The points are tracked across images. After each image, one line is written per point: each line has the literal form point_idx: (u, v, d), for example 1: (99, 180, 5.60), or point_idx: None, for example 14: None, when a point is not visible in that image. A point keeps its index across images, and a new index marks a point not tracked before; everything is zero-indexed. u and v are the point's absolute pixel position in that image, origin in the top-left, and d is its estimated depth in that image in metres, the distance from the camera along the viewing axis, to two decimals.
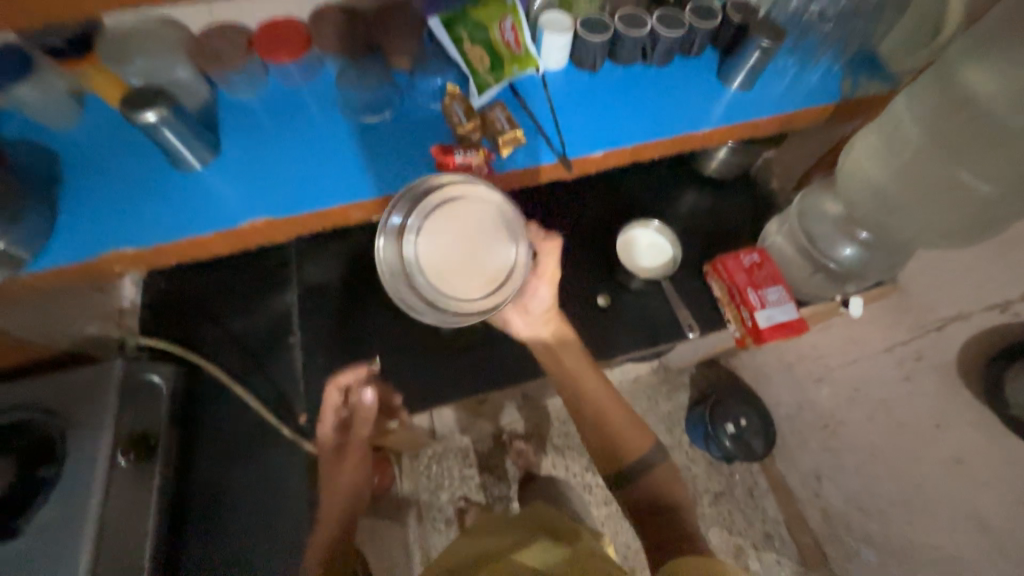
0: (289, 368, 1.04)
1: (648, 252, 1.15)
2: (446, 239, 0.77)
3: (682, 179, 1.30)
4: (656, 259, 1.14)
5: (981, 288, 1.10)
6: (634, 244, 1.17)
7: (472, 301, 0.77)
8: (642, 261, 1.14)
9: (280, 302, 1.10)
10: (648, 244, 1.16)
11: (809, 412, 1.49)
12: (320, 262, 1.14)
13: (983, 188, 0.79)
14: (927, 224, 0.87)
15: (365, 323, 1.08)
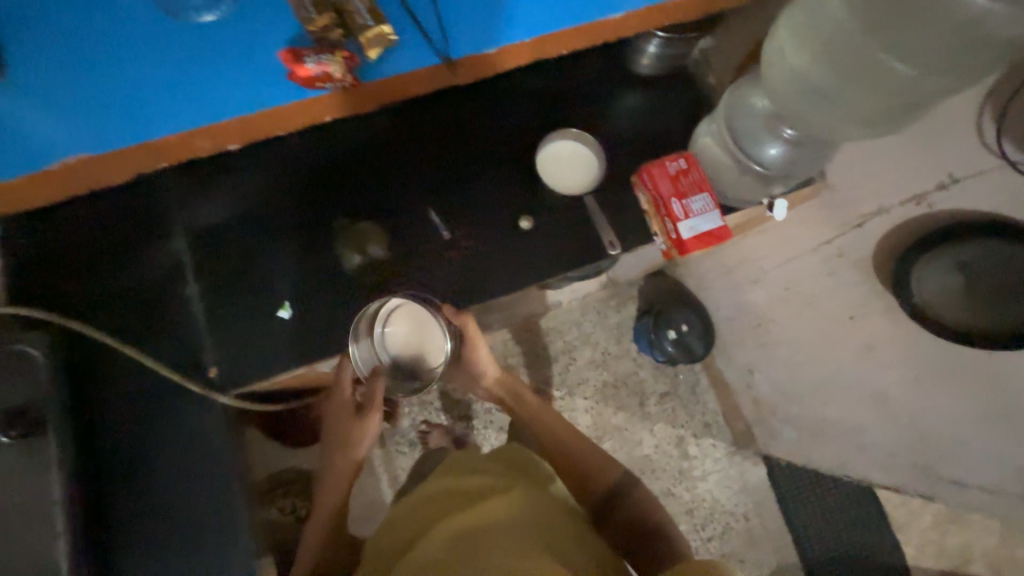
0: (190, 321, 0.95)
1: (567, 166, 1.05)
2: (399, 329, 1.02)
3: (611, 77, 1.15)
4: (577, 174, 1.05)
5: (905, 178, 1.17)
6: (553, 156, 1.05)
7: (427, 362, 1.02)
8: (560, 178, 1.05)
9: (167, 251, 0.98)
10: (569, 156, 1.06)
11: (745, 313, 1.34)
12: (206, 201, 1.00)
13: (905, 68, 0.73)
14: (851, 115, 0.81)
15: (269, 267, 0.99)
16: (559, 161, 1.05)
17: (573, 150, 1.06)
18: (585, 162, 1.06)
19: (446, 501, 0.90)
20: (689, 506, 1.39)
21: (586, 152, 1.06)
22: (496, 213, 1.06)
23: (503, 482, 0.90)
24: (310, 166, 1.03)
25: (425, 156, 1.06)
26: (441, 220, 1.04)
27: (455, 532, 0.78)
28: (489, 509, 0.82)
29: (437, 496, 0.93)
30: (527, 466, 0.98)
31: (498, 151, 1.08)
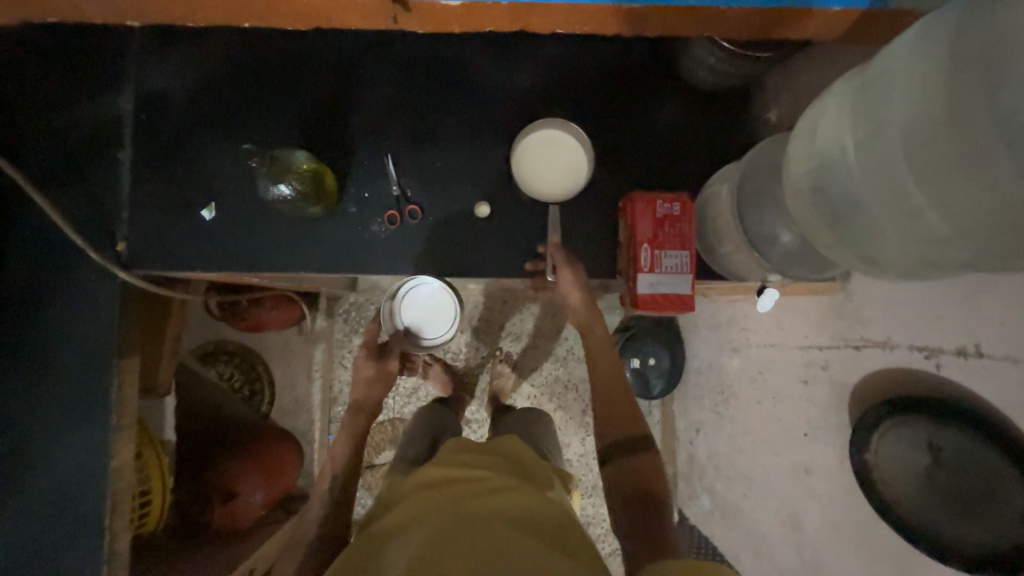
0: (116, 189, 0.92)
1: (547, 159, 0.90)
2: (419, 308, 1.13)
3: (653, 73, 0.95)
4: (552, 176, 0.90)
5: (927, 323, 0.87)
6: (546, 142, 0.90)
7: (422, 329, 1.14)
8: (532, 167, 0.90)
9: (112, 106, 0.92)
10: (560, 152, 0.90)
11: (713, 374, 1.28)
12: (164, 67, 0.92)
13: (938, 224, 0.47)
14: (856, 253, 0.55)
15: (202, 157, 0.92)
16: (549, 150, 0.90)
17: (568, 151, 0.90)
18: (570, 169, 0.90)
19: (434, 492, 0.73)
20: (586, 520, 1.39)
21: (577, 162, 0.90)
22: (461, 185, 0.95)
23: (505, 476, 0.75)
24: (282, 65, 0.93)
25: (407, 96, 0.94)
26: (397, 171, 0.93)
27: (451, 535, 0.64)
28: (489, 506, 0.68)
29: (416, 485, 0.77)
30: (524, 459, 0.82)
31: (488, 120, 0.95)
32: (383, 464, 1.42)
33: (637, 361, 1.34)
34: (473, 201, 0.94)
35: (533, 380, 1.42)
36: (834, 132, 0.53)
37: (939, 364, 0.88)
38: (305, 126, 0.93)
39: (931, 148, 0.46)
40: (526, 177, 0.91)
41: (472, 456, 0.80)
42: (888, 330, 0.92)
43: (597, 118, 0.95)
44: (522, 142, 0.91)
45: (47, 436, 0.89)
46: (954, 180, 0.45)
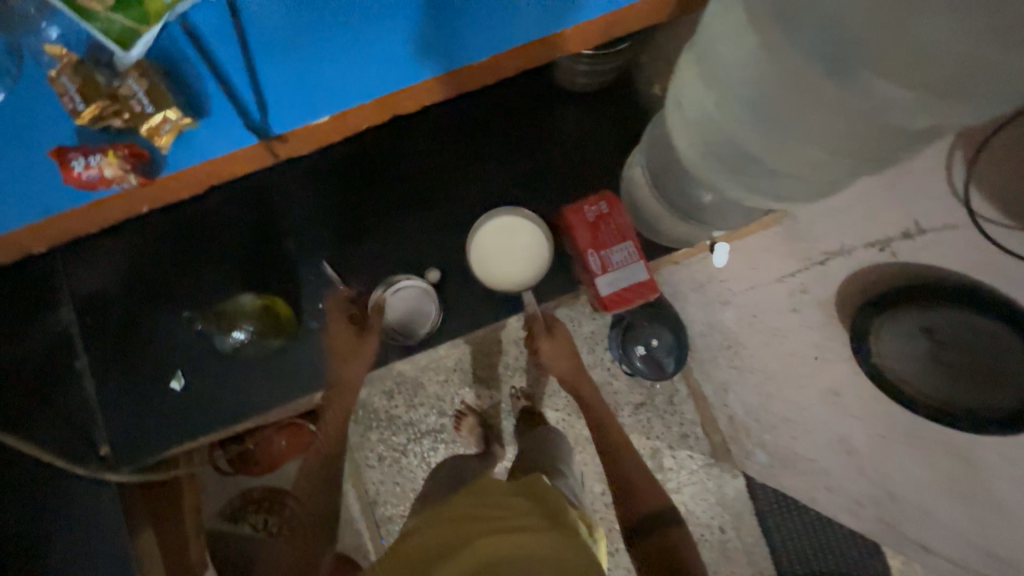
0: (85, 396, 0.92)
1: (501, 241, 0.92)
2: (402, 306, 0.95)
3: (539, 92, 1.00)
4: (500, 266, 0.92)
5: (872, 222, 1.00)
6: (519, 227, 0.93)
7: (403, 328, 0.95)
8: (486, 242, 0.92)
9: (54, 322, 0.93)
10: (520, 245, 0.92)
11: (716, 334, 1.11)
12: (91, 267, 0.95)
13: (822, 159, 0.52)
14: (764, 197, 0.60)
15: (154, 334, 0.93)
16: (514, 237, 0.93)
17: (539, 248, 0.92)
18: (518, 268, 0.92)
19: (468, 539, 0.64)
20: None
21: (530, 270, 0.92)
22: (408, 258, 0.97)
23: (541, 532, 0.64)
24: (199, 221, 0.96)
25: (328, 200, 0.97)
26: (341, 272, 0.96)
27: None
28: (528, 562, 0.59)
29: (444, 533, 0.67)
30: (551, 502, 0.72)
31: (406, 195, 0.98)
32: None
33: (642, 346, 1.08)
34: (423, 271, 0.96)
35: (554, 404, 1.34)
36: (700, 105, 0.57)
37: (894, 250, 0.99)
38: (240, 267, 0.95)
39: (794, 91, 0.49)
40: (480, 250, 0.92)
41: (501, 507, 0.69)
42: (841, 237, 1.01)
43: (507, 151, 0.99)
44: (498, 214, 0.93)
45: None
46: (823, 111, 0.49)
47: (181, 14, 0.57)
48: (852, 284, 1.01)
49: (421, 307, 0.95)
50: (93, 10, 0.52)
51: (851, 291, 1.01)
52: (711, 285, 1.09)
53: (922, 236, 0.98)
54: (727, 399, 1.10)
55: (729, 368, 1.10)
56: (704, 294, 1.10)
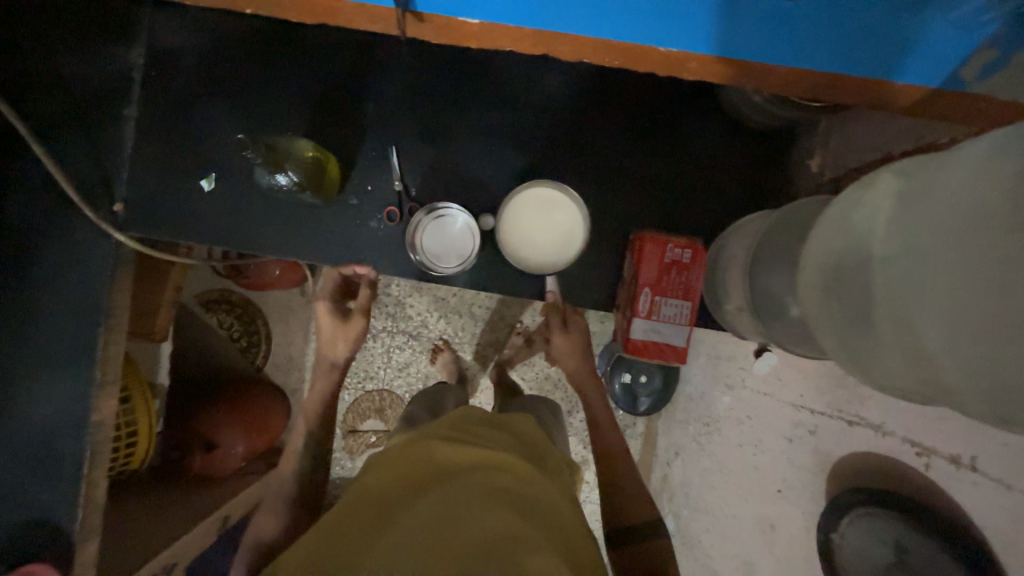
0: (119, 146, 0.90)
1: (535, 214, 0.86)
2: (439, 233, 0.88)
3: (695, 97, 0.88)
4: (517, 238, 0.86)
5: None
6: (570, 219, 0.86)
7: (427, 252, 0.87)
8: (523, 204, 0.86)
9: (121, 58, 0.89)
10: (553, 236, 0.86)
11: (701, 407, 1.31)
12: (177, 22, 0.88)
13: (913, 373, 0.46)
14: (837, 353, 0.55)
15: (205, 124, 0.89)
16: (555, 222, 0.86)
17: (569, 255, 0.86)
18: (535, 252, 0.86)
19: (467, 433, 0.83)
20: None
21: (539, 266, 0.86)
22: (473, 188, 0.90)
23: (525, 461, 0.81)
24: (298, 37, 0.88)
25: (430, 85, 0.89)
26: (405, 166, 0.89)
27: (492, 473, 0.73)
28: (521, 462, 0.78)
29: (446, 426, 0.85)
30: (535, 439, 0.93)
31: (505, 126, 0.89)
32: (365, 431, 1.42)
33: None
34: (479, 209, 0.90)
35: (523, 373, 1.41)
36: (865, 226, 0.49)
37: None
38: (315, 105, 0.89)
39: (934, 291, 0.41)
40: (526, 210, 0.86)
41: (488, 427, 0.87)
42: None
43: (626, 138, 0.89)
44: (559, 187, 0.86)
45: (37, 380, 0.92)
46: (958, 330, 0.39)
47: None
48: None
49: (462, 241, 0.88)
50: None
51: None
52: None
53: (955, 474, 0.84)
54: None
55: None
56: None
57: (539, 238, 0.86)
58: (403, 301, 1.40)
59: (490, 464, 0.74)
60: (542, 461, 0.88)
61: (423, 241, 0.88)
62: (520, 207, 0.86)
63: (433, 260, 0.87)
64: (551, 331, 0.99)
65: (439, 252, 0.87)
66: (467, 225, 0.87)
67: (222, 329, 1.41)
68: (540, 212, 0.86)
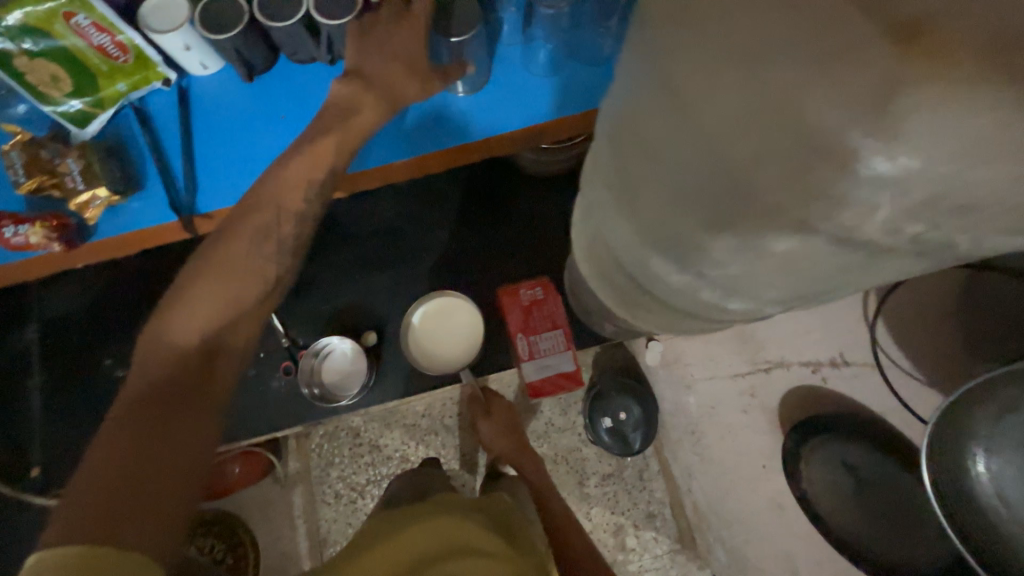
0: (29, 418, 0.96)
1: (441, 320, 0.95)
2: (331, 368, 0.95)
3: (505, 166, 1.03)
4: (425, 340, 0.95)
5: (811, 342, 1.00)
6: (474, 324, 0.95)
7: (330, 388, 0.95)
8: (433, 307, 0.95)
9: (18, 342, 0.99)
10: (458, 341, 0.95)
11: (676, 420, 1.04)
12: (59, 292, 1.01)
13: (700, 312, 0.44)
14: (666, 322, 0.54)
15: (104, 363, 0.98)
16: (459, 328, 0.95)
17: (475, 342, 0.95)
18: (444, 351, 0.95)
19: (429, 516, 0.76)
20: None
21: (440, 367, 0.95)
22: (352, 316, 1.00)
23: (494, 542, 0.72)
24: (162, 261, 1.01)
25: None
26: (286, 324, 0.99)
27: (460, 557, 0.67)
28: (488, 537, 0.73)
29: (404, 519, 0.78)
30: (509, 513, 0.84)
31: (359, 256, 1.02)
32: None
33: (609, 419, 1.00)
34: (361, 331, 0.98)
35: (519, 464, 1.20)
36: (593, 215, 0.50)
37: (824, 376, 0.98)
38: None
39: (632, 252, 0.41)
40: (432, 322, 0.94)
41: (458, 515, 0.76)
42: (781, 349, 1.00)
43: (459, 222, 1.02)
44: (471, 300, 0.96)
45: None
46: (657, 282, 0.42)
47: (137, 100, 0.65)
48: (792, 398, 0.98)
49: (350, 366, 0.95)
50: (53, 97, 0.60)
51: (794, 406, 0.98)
52: (667, 369, 1.05)
53: (845, 367, 0.98)
54: (691, 485, 1.01)
55: (694, 453, 1.02)
56: (669, 373, 1.04)
57: (445, 339, 0.95)
58: (377, 444, 1.19)
59: (454, 545, 0.69)
60: (524, 537, 0.78)
61: (322, 381, 0.95)
62: (426, 320, 0.95)
63: (335, 395, 0.95)
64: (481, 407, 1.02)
65: (337, 385, 0.95)
66: (350, 351, 0.95)
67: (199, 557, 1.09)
68: (424, 316, 0.95)
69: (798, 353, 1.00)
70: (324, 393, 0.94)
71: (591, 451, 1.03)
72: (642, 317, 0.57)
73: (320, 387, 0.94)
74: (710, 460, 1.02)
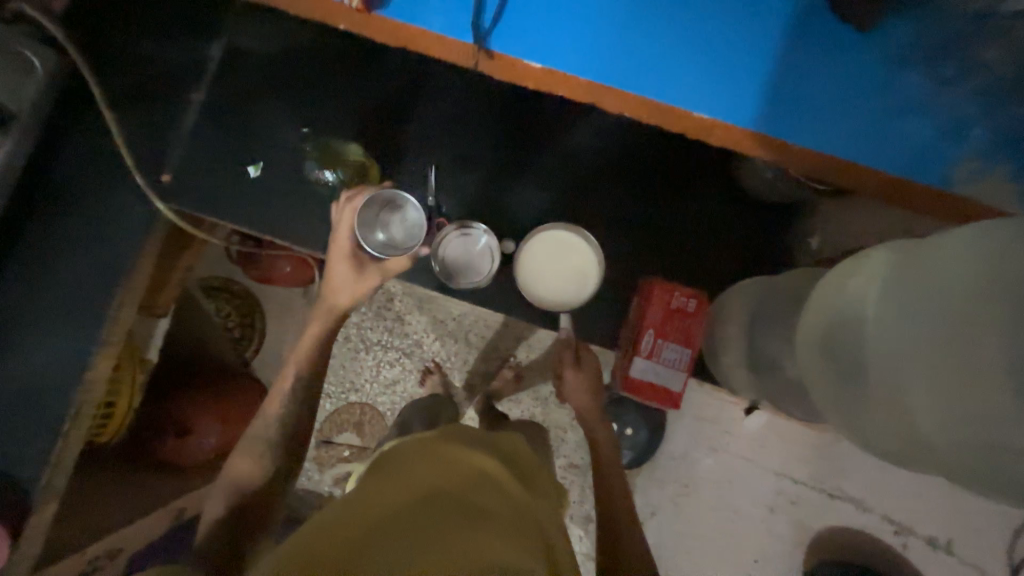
0: (177, 124, 0.97)
1: (557, 254, 0.92)
2: (459, 249, 0.94)
3: (712, 166, 0.98)
4: (531, 266, 0.92)
5: (892, 498, 0.96)
6: (586, 276, 0.92)
7: (445, 262, 0.93)
8: (556, 238, 0.92)
9: (200, 50, 0.97)
10: (555, 281, 0.92)
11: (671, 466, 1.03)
12: (257, 26, 0.97)
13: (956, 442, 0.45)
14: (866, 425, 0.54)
15: (262, 117, 0.97)
16: (570, 271, 0.92)
17: (570, 295, 0.92)
18: (537, 285, 0.92)
19: (441, 449, 0.62)
20: None
21: (532, 294, 0.92)
22: (498, 214, 0.98)
23: (506, 490, 0.60)
24: (362, 58, 0.97)
25: (472, 117, 0.98)
26: (437, 184, 0.97)
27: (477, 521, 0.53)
28: (509, 480, 0.62)
29: (407, 451, 0.63)
30: (518, 454, 0.71)
31: (537, 165, 0.98)
32: (340, 444, 1.30)
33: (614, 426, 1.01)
34: (499, 234, 0.97)
35: (508, 409, 1.28)
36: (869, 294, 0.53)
37: (908, 544, 0.96)
38: (367, 119, 0.97)
39: (959, 352, 0.44)
40: (538, 252, 0.92)
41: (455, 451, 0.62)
42: (858, 486, 0.97)
43: (645, 192, 0.98)
44: (597, 258, 0.92)
45: (37, 331, 0.91)
46: (929, 372, 0.46)
47: None
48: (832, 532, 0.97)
49: (478, 259, 0.94)
50: None
51: (827, 538, 0.97)
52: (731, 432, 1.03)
53: (948, 555, 0.95)
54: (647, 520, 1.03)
55: (673, 501, 1.02)
56: (699, 429, 1.02)
57: (542, 274, 0.92)
58: (402, 318, 1.27)
59: (478, 489, 0.57)
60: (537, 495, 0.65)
61: (446, 253, 0.93)
62: (533, 246, 0.92)
63: (447, 270, 0.93)
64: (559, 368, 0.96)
65: (455, 268, 0.93)
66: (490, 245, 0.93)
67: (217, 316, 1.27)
68: (534, 246, 0.92)
69: (883, 502, 0.97)
70: (440, 262, 0.93)
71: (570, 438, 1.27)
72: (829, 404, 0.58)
73: (441, 254, 0.93)
74: (717, 526, 1.03)
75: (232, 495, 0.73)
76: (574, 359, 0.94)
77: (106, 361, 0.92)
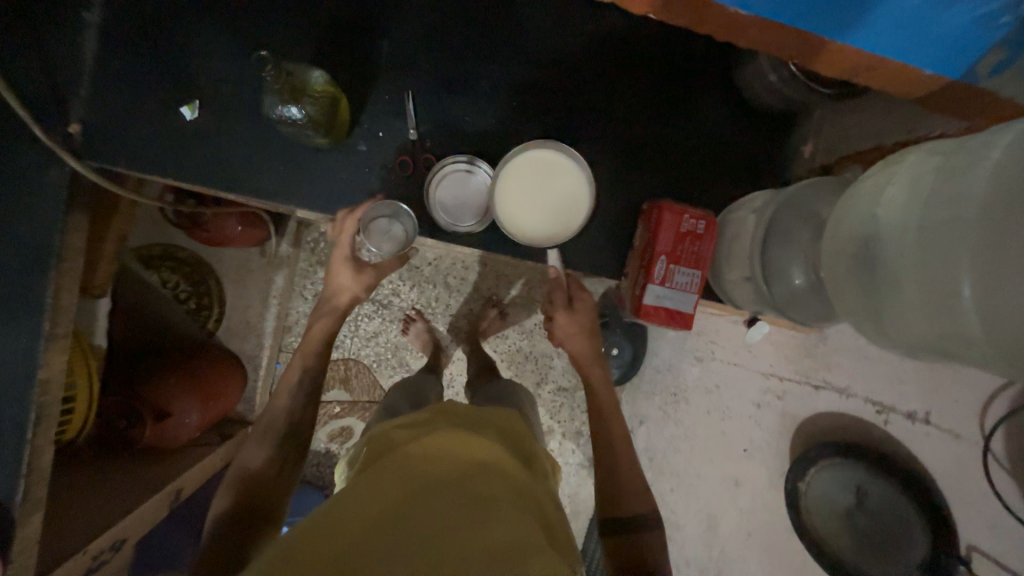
0: (78, 58, 0.78)
1: (544, 175, 0.82)
2: (457, 188, 0.86)
3: (707, 77, 0.93)
4: (514, 186, 0.82)
5: (869, 381, 1.07)
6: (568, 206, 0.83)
7: (440, 198, 0.86)
8: (545, 161, 0.83)
9: None
10: (533, 206, 0.83)
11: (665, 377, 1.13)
12: None
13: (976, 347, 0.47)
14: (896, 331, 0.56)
15: (190, 46, 0.80)
16: (558, 195, 0.83)
17: (548, 225, 0.83)
18: (512, 209, 0.82)
19: (445, 435, 0.61)
20: None
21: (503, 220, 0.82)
22: (487, 146, 0.89)
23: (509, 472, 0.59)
24: None
25: (445, 34, 0.86)
26: (416, 114, 0.85)
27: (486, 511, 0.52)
28: (511, 461, 0.61)
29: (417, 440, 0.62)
30: (515, 430, 0.71)
31: (525, 86, 0.89)
32: (328, 402, 1.26)
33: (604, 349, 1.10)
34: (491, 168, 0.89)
35: (495, 346, 1.27)
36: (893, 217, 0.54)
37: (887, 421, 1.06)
38: (323, 42, 0.83)
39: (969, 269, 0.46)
40: (521, 179, 0.82)
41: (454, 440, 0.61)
42: (840, 375, 1.07)
43: (642, 108, 0.92)
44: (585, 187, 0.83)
45: None
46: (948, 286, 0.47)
47: None
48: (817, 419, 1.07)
49: (473, 199, 0.86)
50: None
51: (813, 424, 1.08)
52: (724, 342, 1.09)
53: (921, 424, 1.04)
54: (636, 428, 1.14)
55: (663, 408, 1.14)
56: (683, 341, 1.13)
57: (520, 200, 0.82)
58: None
59: (482, 472, 0.57)
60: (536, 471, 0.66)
61: (441, 192, 0.86)
62: (518, 167, 0.82)
63: (441, 208, 0.86)
64: (553, 309, 0.94)
65: (451, 209, 0.86)
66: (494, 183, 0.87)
67: (165, 289, 1.17)
68: (518, 170, 0.82)
69: (864, 387, 1.06)
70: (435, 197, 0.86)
71: (558, 364, 1.28)
72: (857, 317, 0.61)
73: (438, 189, 0.86)
74: (713, 427, 1.12)
75: (237, 490, 0.68)
76: (565, 302, 0.93)
77: (61, 354, 0.79)
